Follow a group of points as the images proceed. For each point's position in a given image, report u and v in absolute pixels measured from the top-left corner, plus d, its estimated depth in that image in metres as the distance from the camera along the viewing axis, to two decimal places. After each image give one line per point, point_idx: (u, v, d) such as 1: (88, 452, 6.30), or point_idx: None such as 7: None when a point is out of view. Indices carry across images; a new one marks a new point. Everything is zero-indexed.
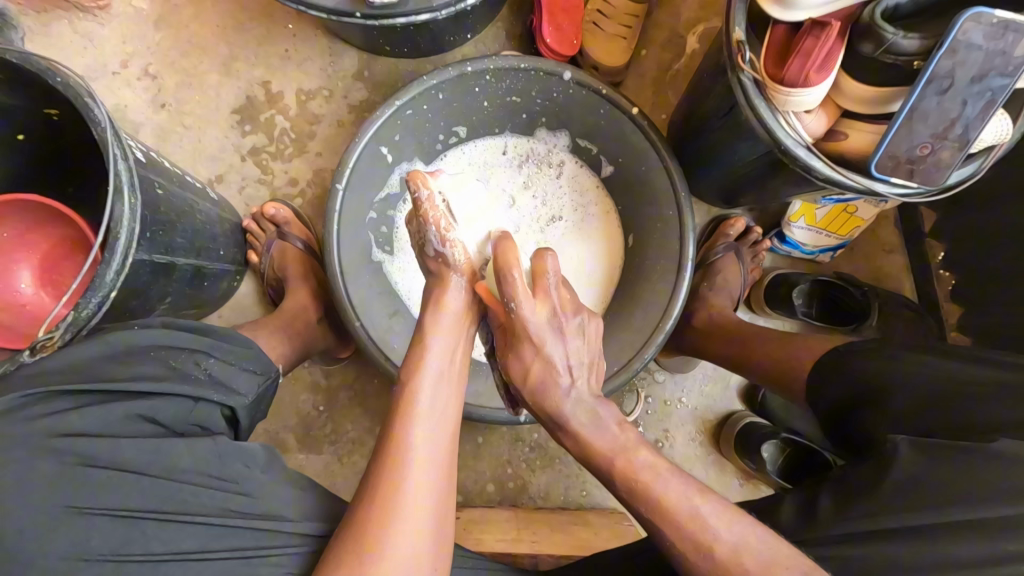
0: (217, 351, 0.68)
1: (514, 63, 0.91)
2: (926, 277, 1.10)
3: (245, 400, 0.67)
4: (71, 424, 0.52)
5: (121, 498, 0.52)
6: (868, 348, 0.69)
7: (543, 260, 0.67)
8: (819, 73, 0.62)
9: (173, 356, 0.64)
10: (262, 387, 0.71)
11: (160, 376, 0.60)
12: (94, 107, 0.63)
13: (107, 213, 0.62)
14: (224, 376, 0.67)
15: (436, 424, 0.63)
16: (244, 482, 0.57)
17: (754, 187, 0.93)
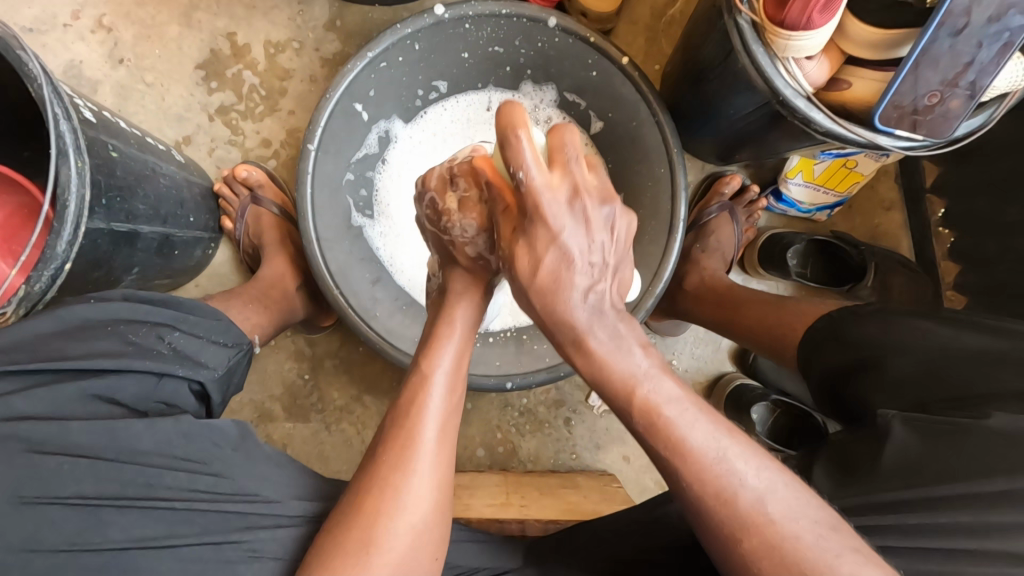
0: (182, 324, 0.67)
1: (496, 9, 0.85)
2: (925, 235, 1.07)
3: (214, 374, 0.66)
4: (20, 406, 0.51)
5: (76, 484, 0.50)
6: (870, 316, 0.66)
7: (558, 133, 0.53)
8: (823, 15, 0.57)
9: (133, 331, 0.62)
10: (234, 361, 0.70)
11: (117, 354, 0.59)
12: (28, 61, 0.57)
13: (52, 179, 0.57)
14: (190, 350, 0.65)
15: (445, 413, 0.61)
16: (210, 461, 0.56)
17: (750, 142, 0.88)
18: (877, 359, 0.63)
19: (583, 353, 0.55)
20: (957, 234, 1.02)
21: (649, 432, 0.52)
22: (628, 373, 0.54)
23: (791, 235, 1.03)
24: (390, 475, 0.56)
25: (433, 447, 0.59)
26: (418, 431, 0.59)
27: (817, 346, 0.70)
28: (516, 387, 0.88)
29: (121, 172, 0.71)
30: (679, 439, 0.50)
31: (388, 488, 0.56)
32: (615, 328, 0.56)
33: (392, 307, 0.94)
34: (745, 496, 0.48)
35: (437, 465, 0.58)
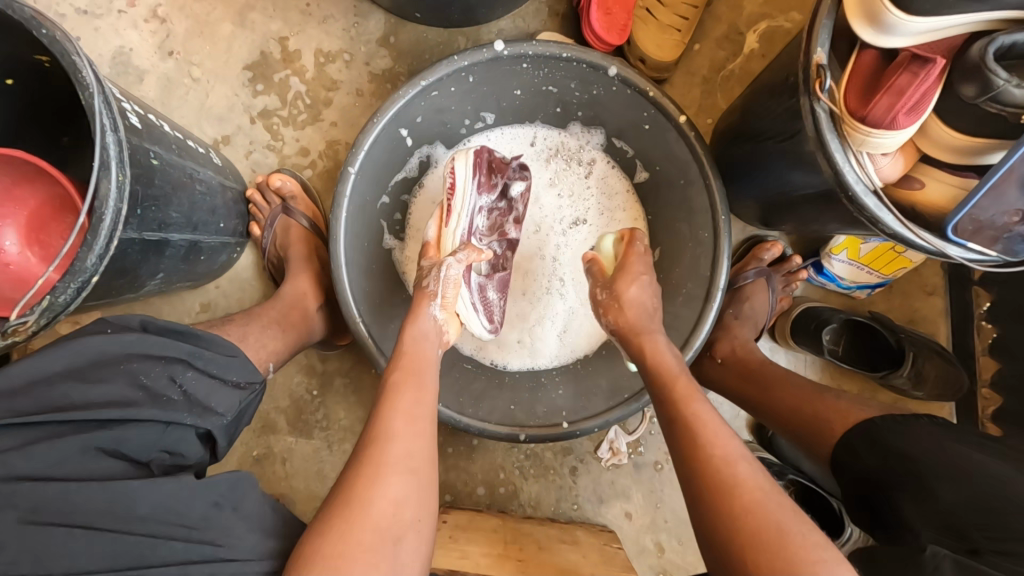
0: (199, 360, 0.64)
1: (556, 51, 0.82)
2: (965, 326, 1.03)
3: (223, 420, 0.63)
4: (20, 465, 0.50)
5: (73, 558, 0.48)
6: (917, 430, 0.64)
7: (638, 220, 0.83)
8: (907, 117, 0.54)
9: (146, 371, 0.60)
10: (245, 401, 0.67)
11: (126, 402, 0.57)
12: (83, 69, 0.55)
13: (90, 191, 0.55)
14: (201, 393, 0.62)
15: (418, 405, 0.64)
16: (207, 527, 0.52)
17: (794, 215, 0.86)
18: (925, 482, 0.60)
19: (645, 341, 0.74)
20: (1000, 330, 0.98)
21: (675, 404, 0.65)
22: (673, 366, 0.70)
23: (830, 311, 0.99)
24: (376, 449, 0.58)
25: (406, 430, 0.61)
26: (402, 399, 0.64)
27: (855, 452, 0.68)
28: (529, 440, 0.84)
29: (158, 181, 0.69)
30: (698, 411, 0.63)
31: (367, 466, 0.57)
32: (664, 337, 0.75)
33: None
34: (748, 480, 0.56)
35: (409, 450, 0.59)
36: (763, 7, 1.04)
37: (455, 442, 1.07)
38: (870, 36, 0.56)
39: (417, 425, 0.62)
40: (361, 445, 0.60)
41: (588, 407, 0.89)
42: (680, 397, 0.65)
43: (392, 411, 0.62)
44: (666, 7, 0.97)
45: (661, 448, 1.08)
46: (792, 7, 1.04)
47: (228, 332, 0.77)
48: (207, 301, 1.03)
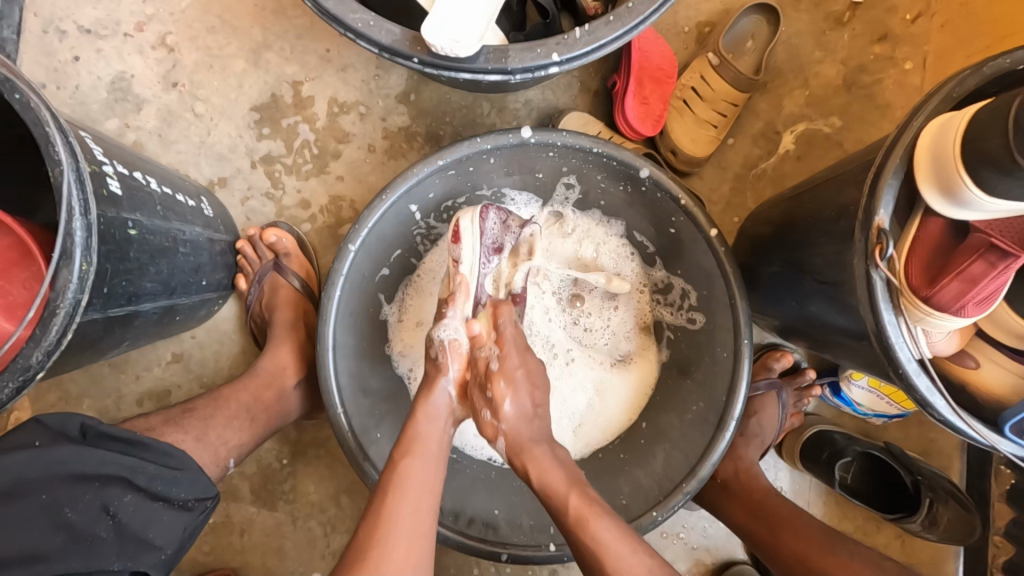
0: (138, 478, 0.54)
1: (587, 145, 0.76)
2: (983, 467, 0.96)
3: (162, 556, 0.54)
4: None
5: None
6: None
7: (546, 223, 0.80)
8: (973, 308, 0.49)
9: (73, 503, 0.50)
10: (194, 524, 0.57)
11: (40, 555, 0.48)
12: (55, 143, 0.49)
13: (47, 283, 0.48)
14: (137, 523, 0.53)
15: (426, 490, 0.61)
16: None
17: (818, 346, 0.80)
18: None
19: (531, 458, 0.66)
20: (1019, 478, 0.92)
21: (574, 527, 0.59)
22: (563, 483, 0.63)
23: (843, 439, 0.93)
24: (388, 524, 0.57)
25: (408, 520, 0.58)
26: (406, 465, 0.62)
27: None
28: (510, 560, 0.77)
29: (132, 252, 0.62)
30: (596, 536, 0.58)
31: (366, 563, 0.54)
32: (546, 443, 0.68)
33: (395, 427, 0.84)
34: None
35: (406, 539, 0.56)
36: (804, 108, 0.99)
37: None
38: (941, 206, 0.51)
39: (421, 496, 0.60)
40: (378, 493, 0.60)
41: None
42: (578, 514, 0.60)
43: (404, 494, 0.60)
44: (704, 101, 0.93)
45: None
46: (834, 111, 0.98)
47: (187, 428, 0.68)
48: (180, 351, 0.95)
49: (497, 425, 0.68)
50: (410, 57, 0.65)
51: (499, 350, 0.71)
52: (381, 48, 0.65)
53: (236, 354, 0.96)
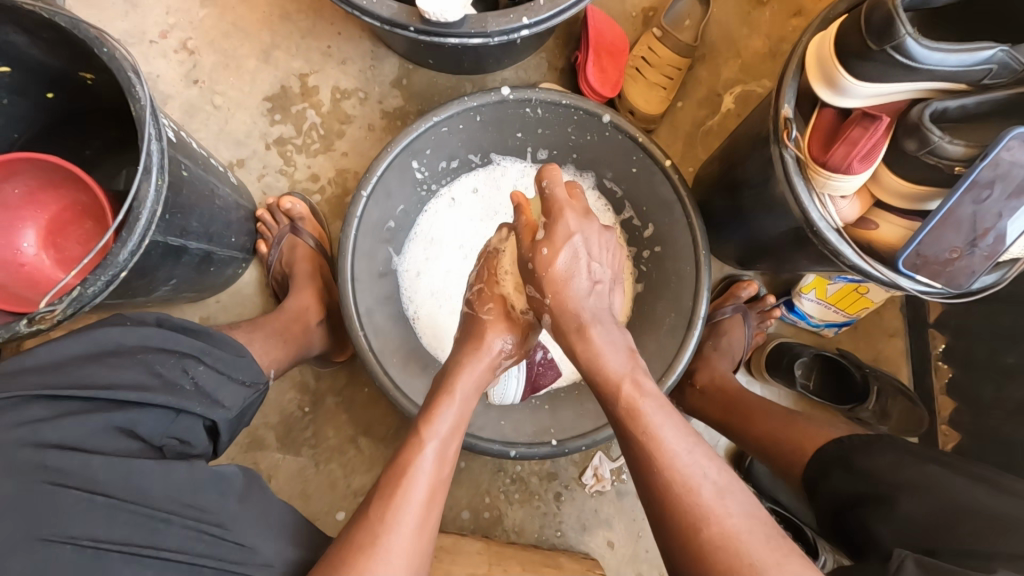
0: (207, 356, 0.70)
1: (556, 98, 0.92)
2: (924, 367, 1.10)
3: (228, 414, 0.68)
4: (49, 435, 0.52)
5: (90, 526, 0.51)
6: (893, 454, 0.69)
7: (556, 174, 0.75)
8: (860, 164, 0.64)
9: (161, 361, 0.65)
10: (247, 401, 0.73)
11: (144, 386, 0.61)
12: (137, 85, 0.63)
13: (133, 193, 0.62)
14: (210, 386, 0.68)
15: (449, 438, 0.67)
16: (218, 513, 0.57)
17: (767, 254, 0.94)
18: (888, 496, 0.66)
19: (583, 338, 0.69)
20: (954, 370, 1.05)
21: (627, 418, 0.62)
22: (616, 372, 0.65)
23: (801, 346, 1.08)
24: (386, 514, 0.58)
25: (434, 468, 0.64)
26: (420, 450, 0.64)
27: (827, 470, 0.74)
28: (518, 455, 0.87)
29: (185, 191, 0.75)
30: (648, 429, 0.60)
31: (392, 499, 0.60)
32: (609, 330, 0.70)
33: (407, 358, 0.95)
34: (744, 537, 0.53)
35: (432, 487, 0.62)
36: (739, 73, 1.16)
37: None
38: (827, 94, 0.66)
39: (429, 477, 0.63)
40: (385, 484, 0.62)
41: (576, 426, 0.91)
42: (629, 406, 0.63)
43: (431, 440, 0.65)
44: (653, 68, 1.09)
45: None
46: (764, 74, 1.16)
47: None
48: (207, 314, 1.06)
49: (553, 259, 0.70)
50: (407, 26, 0.80)
51: (552, 214, 0.72)
52: (384, 21, 0.80)
53: (258, 313, 1.07)
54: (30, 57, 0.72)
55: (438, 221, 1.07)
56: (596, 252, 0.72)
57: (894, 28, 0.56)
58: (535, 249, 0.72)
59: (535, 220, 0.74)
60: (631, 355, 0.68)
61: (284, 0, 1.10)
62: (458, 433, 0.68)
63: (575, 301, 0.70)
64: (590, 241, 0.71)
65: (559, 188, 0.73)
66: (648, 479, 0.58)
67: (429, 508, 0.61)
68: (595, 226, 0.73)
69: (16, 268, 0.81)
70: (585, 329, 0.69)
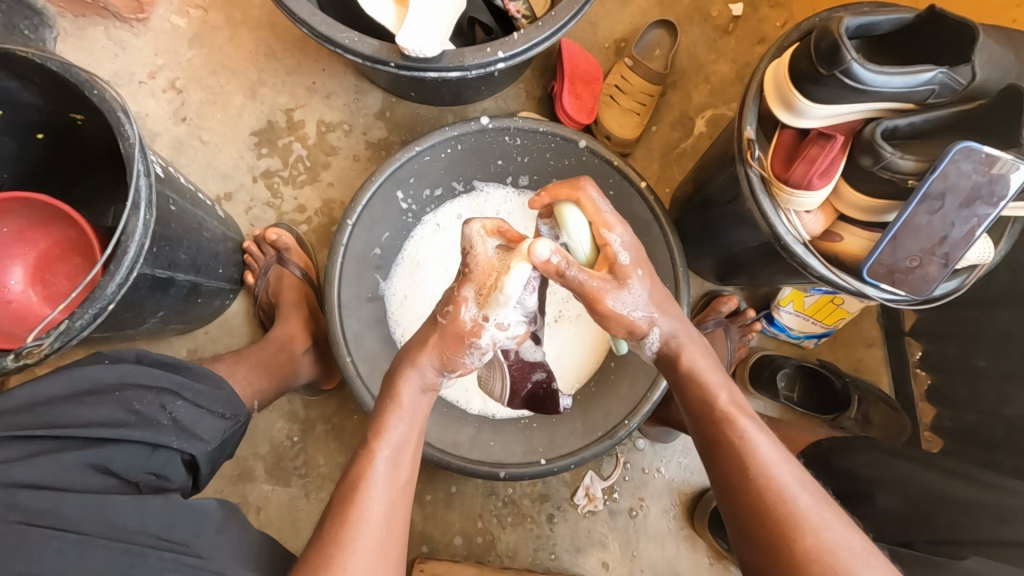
0: (185, 391, 0.71)
1: (534, 125, 0.96)
2: (903, 374, 1.12)
3: (206, 447, 0.69)
4: (20, 475, 0.53)
5: (62, 563, 0.50)
6: (866, 453, 0.71)
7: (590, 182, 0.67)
8: (819, 180, 0.68)
9: (139, 398, 0.66)
10: (226, 434, 0.74)
11: (119, 422, 0.62)
12: (126, 124, 0.65)
13: (121, 227, 0.63)
14: (189, 420, 0.69)
15: (401, 446, 0.63)
16: (194, 543, 0.56)
17: (743, 269, 0.98)
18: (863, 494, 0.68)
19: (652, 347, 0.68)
20: (932, 377, 1.08)
21: (722, 440, 0.60)
22: (715, 384, 0.65)
23: (782, 358, 1.10)
24: (343, 532, 0.56)
25: (387, 478, 0.61)
26: (371, 464, 0.61)
27: (808, 473, 0.76)
28: (508, 477, 0.87)
29: (173, 225, 0.77)
30: (745, 433, 0.59)
31: (348, 515, 0.57)
32: (695, 346, 0.69)
33: None
34: (830, 539, 0.52)
35: (390, 498, 0.60)
36: (709, 97, 1.21)
37: (433, 488, 1.08)
38: (785, 116, 0.69)
39: (384, 486, 0.60)
40: (342, 500, 0.59)
41: (564, 445, 0.92)
42: (726, 414, 0.62)
43: (378, 456, 0.62)
44: (626, 95, 1.14)
45: (634, 494, 1.10)
46: (733, 98, 1.21)
47: None
48: (195, 346, 1.06)
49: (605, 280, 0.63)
50: (387, 62, 0.84)
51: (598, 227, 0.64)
52: (365, 57, 0.84)
53: (246, 343, 1.08)
54: (20, 100, 0.74)
55: (424, 246, 1.09)
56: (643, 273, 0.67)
57: (841, 54, 0.61)
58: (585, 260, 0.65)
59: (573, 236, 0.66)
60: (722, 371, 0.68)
61: (270, 40, 1.15)
62: (413, 438, 0.65)
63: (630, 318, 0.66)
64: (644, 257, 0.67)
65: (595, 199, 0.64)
66: (739, 510, 0.56)
67: (388, 522, 0.59)
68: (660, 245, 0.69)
69: (2, 305, 0.81)
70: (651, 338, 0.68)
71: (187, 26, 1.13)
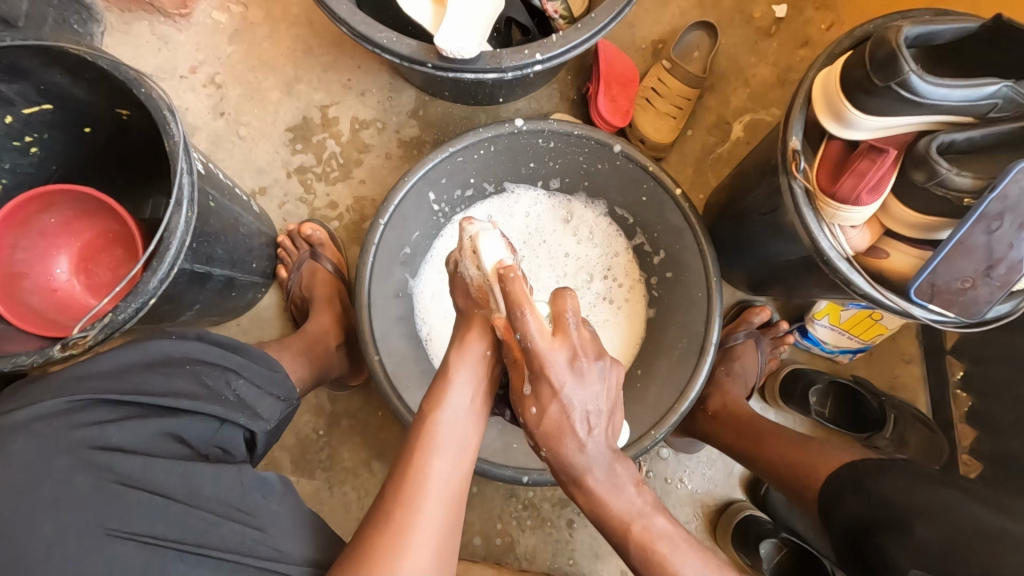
0: (246, 371, 0.72)
1: (569, 128, 0.94)
2: (942, 394, 1.08)
3: (267, 425, 0.71)
4: (112, 437, 0.54)
5: (149, 524, 0.52)
6: (908, 480, 0.69)
7: (562, 300, 0.63)
8: (869, 195, 0.65)
9: (208, 374, 0.68)
10: (283, 414, 0.76)
11: (194, 395, 0.63)
12: (171, 122, 0.66)
13: (165, 224, 0.65)
14: (250, 398, 0.71)
15: (457, 440, 0.64)
16: (260, 515, 0.58)
17: (779, 281, 0.95)
18: (901, 521, 0.66)
19: (584, 492, 0.62)
20: (973, 399, 1.03)
21: (643, 568, 0.60)
22: (626, 513, 0.61)
23: (815, 372, 1.07)
24: (390, 528, 0.57)
25: (445, 474, 0.62)
26: (428, 461, 0.62)
27: (839, 499, 0.73)
28: (531, 482, 0.87)
29: (211, 221, 0.79)
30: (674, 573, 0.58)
31: (398, 511, 0.58)
32: (610, 470, 0.62)
33: (421, 382, 0.97)
34: None
35: (446, 494, 0.61)
36: (747, 101, 1.18)
37: None
38: (834, 127, 0.67)
39: (436, 486, 0.60)
40: (392, 497, 0.60)
41: None
42: (642, 540, 0.60)
43: (436, 453, 0.62)
44: (662, 97, 1.12)
45: None
46: (773, 103, 1.18)
47: None
48: (227, 337, 1.09)
49: (540, 416, 0.62)
50: (425, 62, 0.84)
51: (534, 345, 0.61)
52: (403, 58, 0.84)
53: (276, 336, 1.10)
54: (72, 95, 0.76)
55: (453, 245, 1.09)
56: (588, 406, 0.61)
57: (898, 64, 0.58)
58: (523, 404, 0.64)
59: (520, 368, 0.64)
60: (638, 488, 0.62)
61: (307, 37, 1.16)
62: (467, 431, 0.66)
63: (572, 460, 0.61)
64: (581, 382, 0.61)
65: (532, 318, 0.61)
66: None
67: (444, 512, 0.60)
68: (590, 368, 0.62)
69: (49, 292, 0.84)
70: (588, 487, 0.61)
71: (228, 22, 1.15)
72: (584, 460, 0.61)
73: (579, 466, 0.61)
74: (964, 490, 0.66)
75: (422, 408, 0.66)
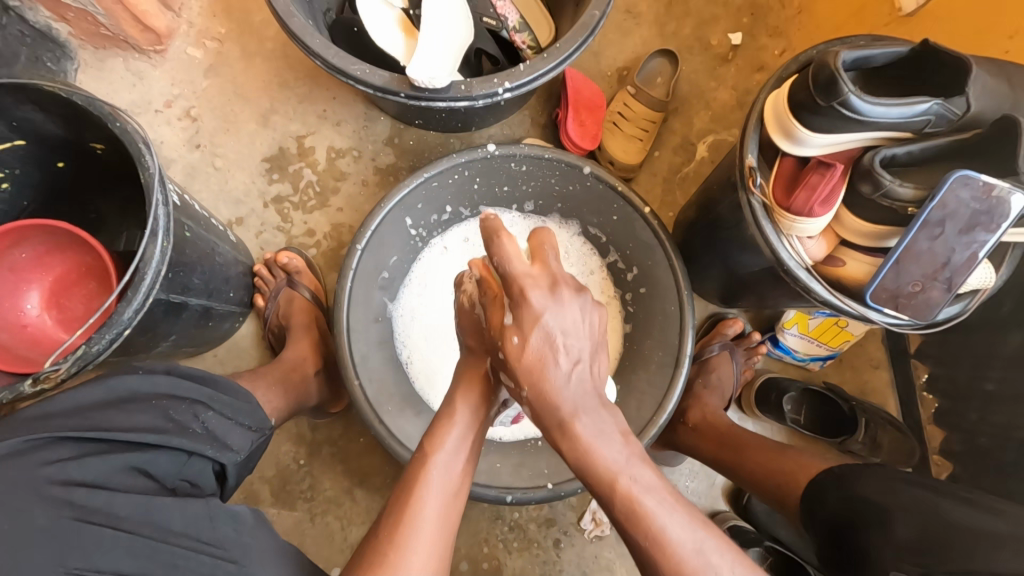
0: (216, 403, 0.72)
1: (539, 152, 0.97)
2: (910, 397, 1.12)
3: (237, 457, 0.70)
4: (74, 473, 0.53)
5: (113, 560, 0.51)
6: (878, 480, 0.71)
7: (540, 234, 0.64)
8: (821, 207, 0.69)
9: (175, 407, 0.67)
10: (254, 444, 0.75)
11: (159, 429, 0.63)
12: (146, 154, 0.67)
13: (139, 255, 0.65)
14: (220, 430, 0.70)
15: (451, 480, 0.65)
16: (229, 547, 0.57)
17: (748, 292, 0.98)
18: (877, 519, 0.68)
19: (568, 437, 0.59)
20: (939, 400, 1.07)
21: (628, 525, 0.58)
22: (612, 465, 0.59)
23: (788, 380, 1.10)
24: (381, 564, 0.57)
25: (438, 513, 0.62)
26: (422, 499, 0.62)
27: (816, 502, 0.75)
28: (515, 501, 0.87)
29: (187, 251, 0.79)
30: (650, 534, 0.57)
31: (391, 548, 0.58)
32: (597, 415, 0.60)
33: (402, 405, 0.97)
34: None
35: (438, 533, 0.61)
36: (709, 123, 1.24)
37: None
38: (786, 145, 0.71)
39: (430, 525, 0.61)
40: (386, 532, 0.60)
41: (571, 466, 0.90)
42: (626, 495, 0.58)
43: (430, 490, 0.63)
44: (628, 121, 1.17)
45: None
46: (734, 124, 1.24)
47: None
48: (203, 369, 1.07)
49: (523, 346, 0.60)
50: (397, 93, 0.87)
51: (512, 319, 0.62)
52: (376, 88, 0.87)
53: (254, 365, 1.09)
54: (45, 131, 0.77)
55: (431, 269, 1.10)
56: (569, 329, 0.60)
57: (838, 86, 0.62)
58: (502, 334, 0.62)
59: (498, 300, 0.64)
60: (625, 437, 0.61)
61: (282, 70, 1.18)
62: (460, 475, 0.66)
63: (552, 398, 0.59)
64: (562, 318, 0.59)
65: (509, 246, 0.61)
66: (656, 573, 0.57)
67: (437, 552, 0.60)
68: (570, 299, 0.61)
69: (18, 328, 0.83)
70: (573, 432, 0.59)
71: (203, 57, 1.17)
72: (566, 395, 0.59)
73: (561, 401, 0.59)
74: (932, 487, 0.69)
75: (421, 447, 0.67)
